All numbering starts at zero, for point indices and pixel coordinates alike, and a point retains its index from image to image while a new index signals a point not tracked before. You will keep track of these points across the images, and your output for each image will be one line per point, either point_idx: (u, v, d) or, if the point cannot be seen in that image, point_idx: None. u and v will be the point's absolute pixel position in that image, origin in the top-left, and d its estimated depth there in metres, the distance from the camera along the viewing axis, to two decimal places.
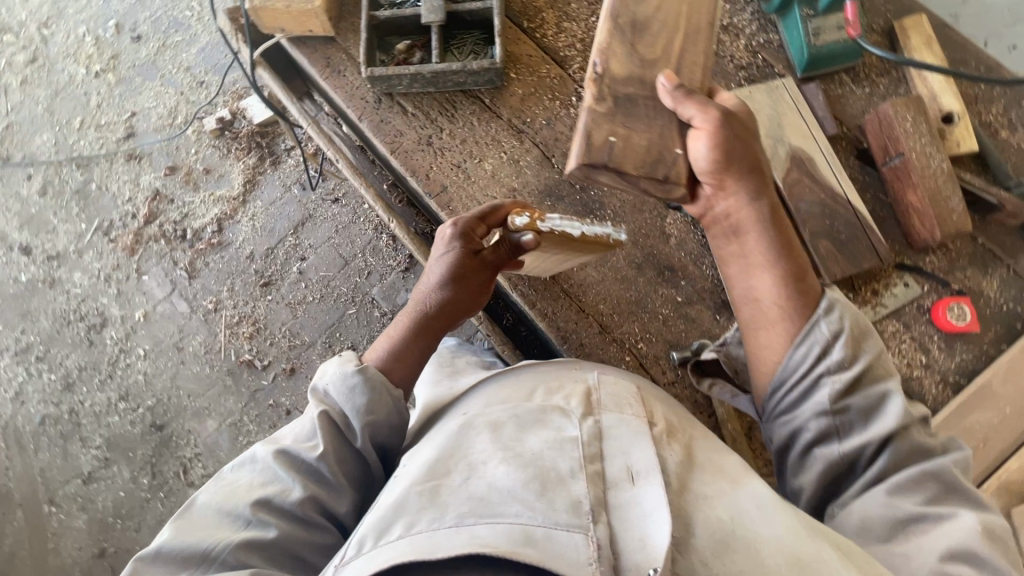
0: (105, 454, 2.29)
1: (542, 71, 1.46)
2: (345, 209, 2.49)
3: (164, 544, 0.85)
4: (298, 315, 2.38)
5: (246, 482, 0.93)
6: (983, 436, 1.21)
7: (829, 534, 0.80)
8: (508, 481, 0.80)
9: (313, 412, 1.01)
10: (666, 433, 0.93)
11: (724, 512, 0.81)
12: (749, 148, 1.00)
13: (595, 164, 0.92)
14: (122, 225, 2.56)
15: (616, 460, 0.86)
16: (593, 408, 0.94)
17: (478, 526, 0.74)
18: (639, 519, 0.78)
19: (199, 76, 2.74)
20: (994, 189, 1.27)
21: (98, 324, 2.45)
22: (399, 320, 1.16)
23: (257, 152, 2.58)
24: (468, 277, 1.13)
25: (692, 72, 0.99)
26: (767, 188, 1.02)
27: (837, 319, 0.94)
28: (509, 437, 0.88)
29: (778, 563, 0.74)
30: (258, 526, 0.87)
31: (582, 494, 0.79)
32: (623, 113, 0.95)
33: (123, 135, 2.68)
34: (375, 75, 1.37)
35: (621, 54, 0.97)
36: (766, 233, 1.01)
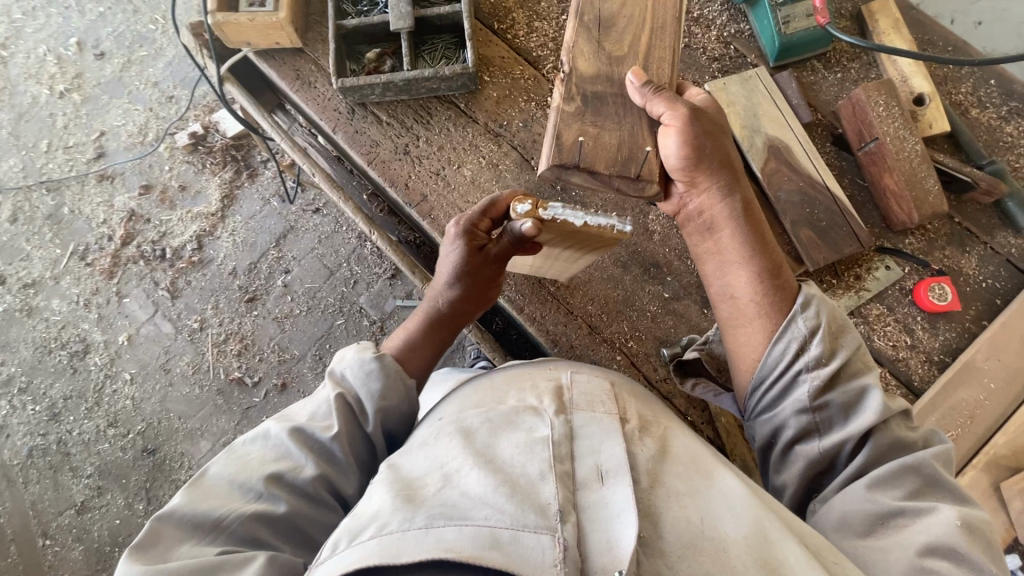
0: (96, 482, 2.24)
1: (515, 72, 1.45)
2: (326, 219, 2.46)
3: (177, 508, 0.82)
4: (286, 329, 2.34)
5: (258, 456, 0.90)
6: (971, 414, 1.22)
7: (799, 527, 0.76)
8: (479, 481, 0.76)
9: (329, 394, 0.98)
10: (639, 429, 0.87)
11: (694, 513, 0.77)
12: (721, 144, 0.97)
13: (567, 163, 0.92)
14: (98, 248, 2.51)
15: (586, 460, 0.81)
16: (567, 406, 0.89)
17: (444, 529, 0.70)
18: (608, 520, 0.74)
19: (168, 91, 2.68)
20: (968, 168, 1.28)
21: (81, 351, 2.40)
22: (412, 321, 1.12)
23: (233, 166, 2.54)
24: (477, 273, 1.08)
25: (661, 66, 0.98)
26: (740, 184, 1.00)
27: (814, 314, 0.89)
28: (482, 437, 0.84)
29: (746, 563, 0.71)
30: (269, 499, 0.84)
31: (551, 495, 0.75)
32: (592, 112, 0.95)
33: (93, 155, 2.62)
34: (345, 86, 1.34)
35: (588, 53, 0.98)
36: (740, 228, 0.97)
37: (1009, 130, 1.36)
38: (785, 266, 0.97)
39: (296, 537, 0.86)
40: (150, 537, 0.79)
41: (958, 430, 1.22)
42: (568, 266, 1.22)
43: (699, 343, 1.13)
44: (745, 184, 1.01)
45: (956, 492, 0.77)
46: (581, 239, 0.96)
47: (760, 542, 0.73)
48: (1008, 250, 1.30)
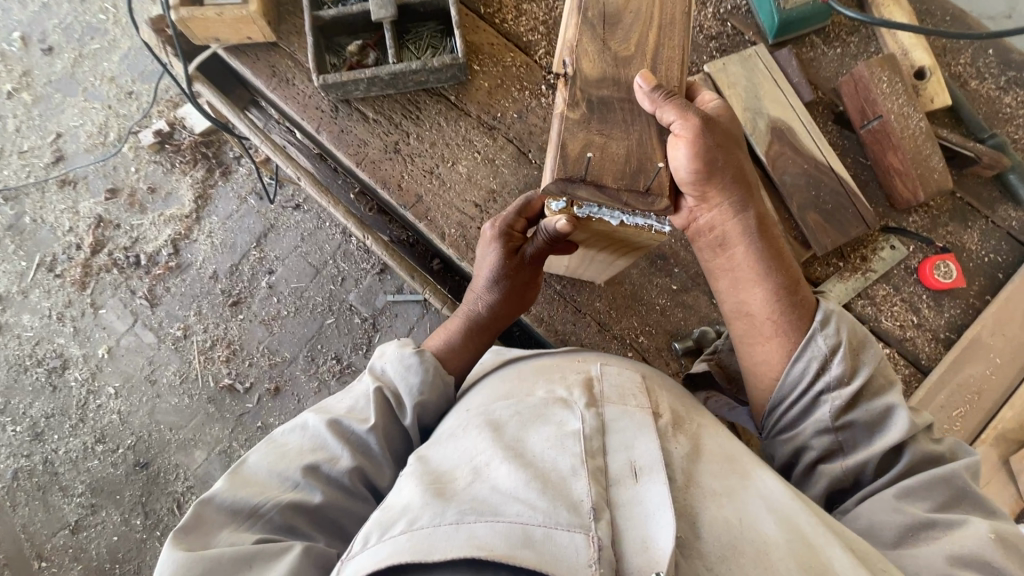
0: (89, 500, 2.16)
1: (507, 59, 1.38)
2: (308, 214, 2.34)
3: (218, 495, 0.78)
4: (275, 331, 2.24)
5: (297, 446, 0.85)
6: (977, 389, 1.25)
7: (839, 529, 0.71)
8: (510, 475, 0.69)
9: (368, 387, 0.93)
10: (672, 425, 0.80)
11: (732, 513, 0.71)
12: (734, 155, 0.90)
13: (572, 177, 0.80)
14: (67, 258, 2.38)
15: (619, 454, 0.73)
16: (599, 398, 0.80)
17: (476, 524, 0.63)
18: (642, 519, 0.66)
19: (127, 87, 2.51)
20: (971, 143, 1.27)
21: (59, 367, 2.30)
22: (450, 327, 1.07)
23: (205, 164, 2.40)
24: (516, 274, 1.03)
25: (669, 69, 0.87)
26: (754, 198, 0.92)
27: (834, 330, 0.87)
28: (512, 427, 0.76)
29: (788, 566, 0.65)
30: (306, 488, 0.80)
31: (583, 492, 0.68)
32: (598, 119, 0.84)
33: (51, 159, 2.46)
34: (328, 83, 1.26)
35: (592, 54, 0.87)
36: (756, 244, 0.91)
37: (1008, 102, 1.35)
38: (802, 282, 0.94)
39: (335, 535, 0.81)
40: (194, 520, 0.75)
41: (965, 406, 1.24)
42: (607, 268, 1.18)
43: (708, 354, 1.10)
44: (758, 196, 0.94)
45: (987, 506, 0.75)
46: (615, 236, 0.90)
47: (803, 543, 0.67)
48: (1009, 223, 1.31)
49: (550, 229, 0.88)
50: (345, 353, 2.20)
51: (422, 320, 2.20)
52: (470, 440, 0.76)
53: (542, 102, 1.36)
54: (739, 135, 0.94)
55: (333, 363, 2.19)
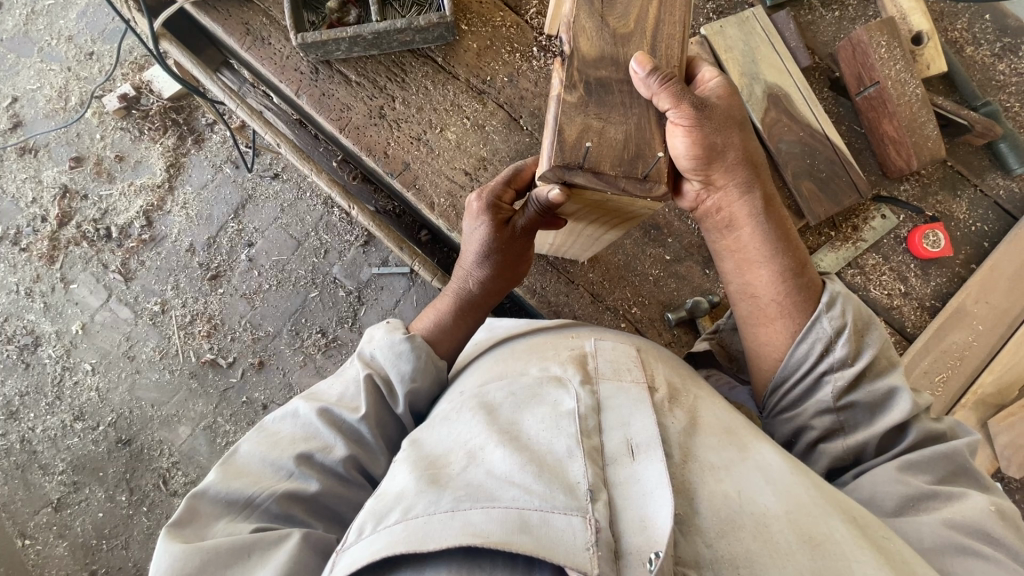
0: (71, 478, 2.12)
1: (496, 19, 1.31)
2: (288, 184, 2.26)
3: (211, 487, 0.76)
4: (257, 305, 2.18)
5: (288, 434, 0.83)
6: (959, 357, 1.27)
7: (839, 500, 0.67)
8: (505, 459, 0.66)
9: (357, 373, 0.90)
10: (668, 398, 0.75)
11: (731, 486, 0.65)
12: (736, 134, 0.87)
13: (569, 164, 0.73)
14: (32, 231, 2.26)
15: (614, 432, 0.69)
16: (593, 374, 0.77)
17: (472, 511, 0.59)
18: (640, 498, 0.62)
19: (86, 47, 2.34)
20: (965, 111, 1.26)
21: (30, 345, 2.21)
22: (441, 302, 1.02)
23: (175, 131, 2.28)
24: (502, 248, 0.96)
25: (668, 48, 0.79)
26: (759, 176, 0.91)
27: (840, 312, 0.86)
28: (506, 409, 0.74)
29: (788, 538, 0.60)
30: (301, 478, 0.78)
31: (580, 473, 0.64)
32: (596, 102, 0.76)
33: (8, 126, 2.32)
34: (307, 42, 1.19)
35: (590, 31, 0.78)
36: (758, 224, 0.91)
37: (1002, 68, 1.34)
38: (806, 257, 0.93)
39: (330, 521, 0.80)
40: (189, 513, 0.74)
41: (948, 372, 1.27)
42: (592, 243, 1.15)
43: (710, 334, 1.10)
44: (761, 173, 0.92)
45: (981, 482, 0.79)
46: (610, 210, 0.86)
47: (804, 515, 0.63)
48: (997, 192, 1.32)
49: (542, 198, 0.80)
50: (331, 326, 2.15)
51: (409, 293, 2.14)
52: (463, 423, 0.73)
53: (534, 65, 1.30)
54: (742, 110, 0.90)
55: (318, 337, 2.14)
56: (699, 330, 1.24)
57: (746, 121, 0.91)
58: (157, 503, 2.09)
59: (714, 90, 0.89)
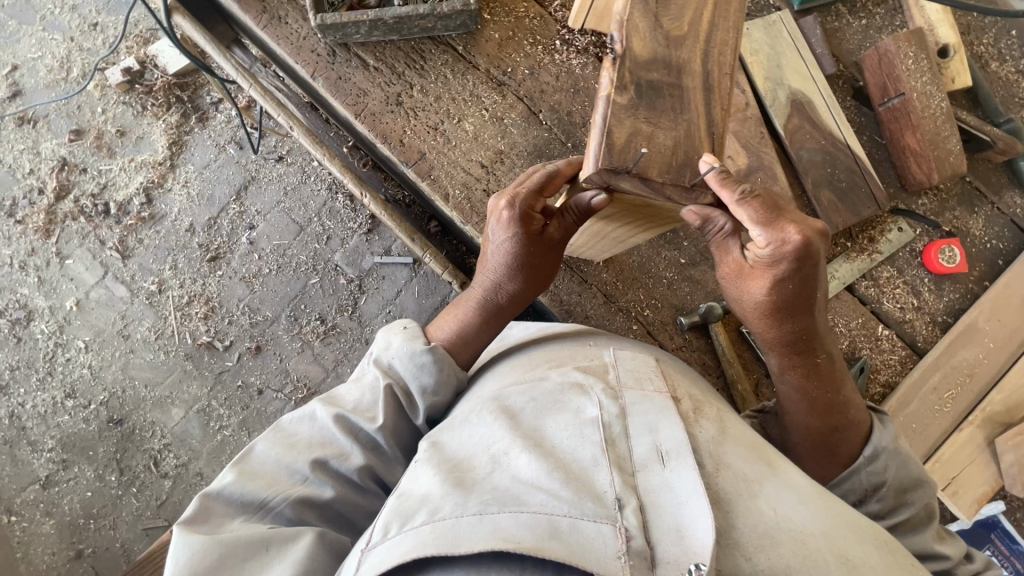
0: (60, 455, 2.09)
1: (519, 10, 1.29)
2: (292, 168, 2.22)
3: (226, 487, 0.74)
4: (256, 289, 2.15)
5: (306, 437, 0.81)
6: (968, 374, 1.26)
7: (869, 524, 0.66)
8: (531, 464, 0.64)
9: (376, 380, 0.87)
10: (693, 409, 0.74)
11: (766, 504, 0.63)
12: (789, 300, 0.77)
13: (617, 169, 0.70)
14: (29, 203, 2.22)
15: (641, 438, 0.67)
16: (616, 382, 0.76)
17: (500, 516, 0.58)
18: (671, 508, 0.60)
19: (90, 18, 2.29)
20: (989, 127, 1.26)
21: (23, 319, 2.17)
22: (462, 311, 0.98)
23: (179, 108, 2.23)
24: (530, 259, 0.92)
25: (722, 54, 0.76)
26: (806, 347, 0.83)
27: (881, 468, 0.84)
28: (528, 414, 0.72)
29: (826, 559, 0.58)
30: (315, 483, 0.76)
31: (607, 482, 0.62)
32: (646, 106, 0.73)
33: (7, 95, 2.27)
34: (326, 23, 1.16)
35: (643, 30, 0.75)
36: (791, 382, 0.87)
37: None
38: (852, 406, 0.87)
39: (340, 525, 0.78)
40: (201, 511, 0.71)
41: (956, 390, 1.26)
42: (611, 247, 1.13)
43: (752, 413, 1.00)
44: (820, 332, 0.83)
45: None
46: (646, 214, 0.84)
47: (840, 539, 0.61)
48: (1013, 210, 1.32)
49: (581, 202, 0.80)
50: (329, 314, 2.12)
51: (411, 283, 2.12)
52: (484, 425, 0.71)
53: (556, 59, 1.28)
54: (817, 270, 0.74)
55: (317, 324, 2.12)
56: (710, 334, 1.23)
57: (821, 272, 0.76)
58: (147, 484, 2.06)
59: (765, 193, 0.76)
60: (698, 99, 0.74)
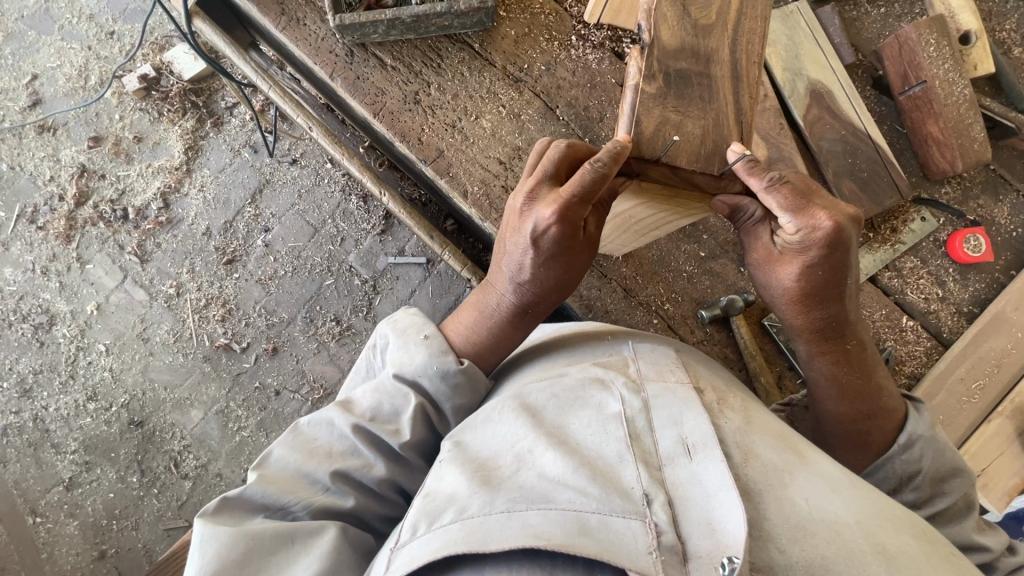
0: (83, 457, 2.13)
1: (534, 6, 1.29)
2: (306, 170, 2.23)
3: (246, 493, 0.72)
4: (272, 291, 2.17)
5: (325, 444, 0.77)
6: (996, 364, 1.23)
7: (905, 515, 0.65)
8: (557, 461, 0.63)
9: (398, 390, 0.81)
10: (717, 400, 0.73)
11: (796, 494, 0.62)
12: (819, 288, 0.76)
13: (647, 157, 0.71)
14: (49, 209, 2.25)
15: (665, 431, 0.67)
16: (637, 376, 0.75)
17: (528, 513, 0.58)
18: (701, 501, 0.59)
19: (107, 26, 2.32)
20: (1013, 113, 1.25)
21: (45, 323, 2.21)
22: (487, 320, 0.89)
23: (195, 113, 2.26)
24: (573, 263, 0.82)
25: (750, 42, 0.76)
26: (836, 334, 0.82)
27: (917, 456, 0.83)
28: (550, 411, 0.71)
29: (863, 548, 0.57)
30: (337, 493, 0.74)
31: (634, 478, 0.62)
32: (675, 94, 0.73)
33: (27, 103, 2.31)
34: (345, 24, 1.17)
35: (671, 20, 0.75)
36: (821, 369, 0.86)
37: None
38: (885, 391, 0.86)
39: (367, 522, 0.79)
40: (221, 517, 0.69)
41: (983, 380, 1.23)
42: (633, 240, 1.13)
43: (779, 406, 1.01)
44: (849, 318, 0.81)
45: None
46: (669, 208, 0.86)
47: (875, 528, 0.60)
48: None
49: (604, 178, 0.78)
50: (345, 314, 2.14)
51: (425, 283, 2.12)
52: (506, 422, 0.70)
53: (572, 54, 1.28)
54: (848, 256, 0.72)
55: (333, 325, 2.13)
56: (732, 327, 1.22)
57: (852, 260, 0.74)
58: (168, 486, 2.09)
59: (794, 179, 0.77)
60: (727, 88, 0.74)
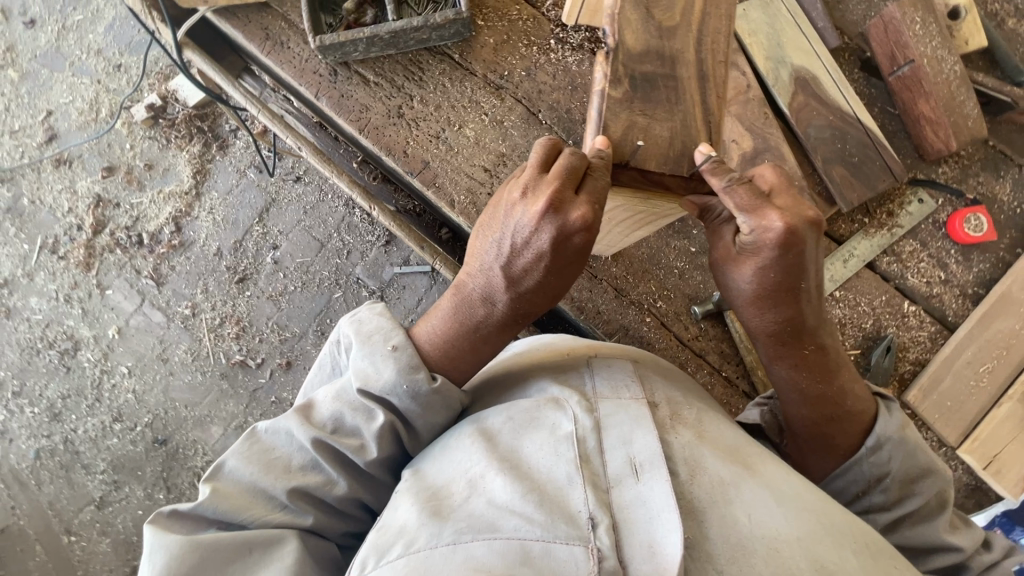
0: (112, 476, 2.20)
1: (512, 12, 1.30)
2: (309, 187, 2.28)
3: (201, 507, 0.71)
4: (283, 306, 2.22)
5: (284, 455, 0.75)
6: (1007, 345, 1.20)
7: (855, 525, 0.64)
8: (505, 487, 0.62)
9: (364, 405, 0.77)
10: (671, 415, 0.71)
11: (741, 510, 0.61)
12: (773, 288, 0.75)
13: (617, 163, 0.72)
14: (69, 239, 2.34)
15: (615, 452, 0.65)
16: (591, 394, 0.72)
17: (473, 544, 0.58)
18: (644, 523, 0.60)
19: (114, 59, 2.41)
20: (1007, 87, 1.22)
21: (70, 349, 2.29)
22: (464, 326, 0.81)
23: (201, 138, 2.32)
24: (566, 270, 0.76)
25: (715, 41, 0.75)
26: (795, 337, 0.80)
27: (885, 458, 0.80)
28: (505, 436, 0.69)
29: (800, 565, 0.57)
30: (295, 511, 0.73)
31: (581, 501, 0.61)
32: (641, 98, 0.73)
33: (44, 138, 2.40)
34: (325, 44, 1.20)
35: (634, 23, 0.74)
36: (781, 373, 0.83)
37: None
38: (849, 398, 0.82)
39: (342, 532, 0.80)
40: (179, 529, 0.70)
41: (993, 362, 1.20)
42: (619, 240, 1.12)
43: (762, 400, 0.97)
44: (808, 321, 0.79)
45: None
46: (645, 211, 0.86)
47: (816, 542, 0.60)
48: None
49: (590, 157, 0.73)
50: None
51: (430, 291, 2.15)
52: (460, 449, 0.68)
53: (552, 58, 1.29)
54: (802, 257, 0.71)
55: None
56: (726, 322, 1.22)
57: (808, 262, 0.73)
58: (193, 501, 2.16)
59: (761, 182, 0.74)
60: (693, 89, 0.74)
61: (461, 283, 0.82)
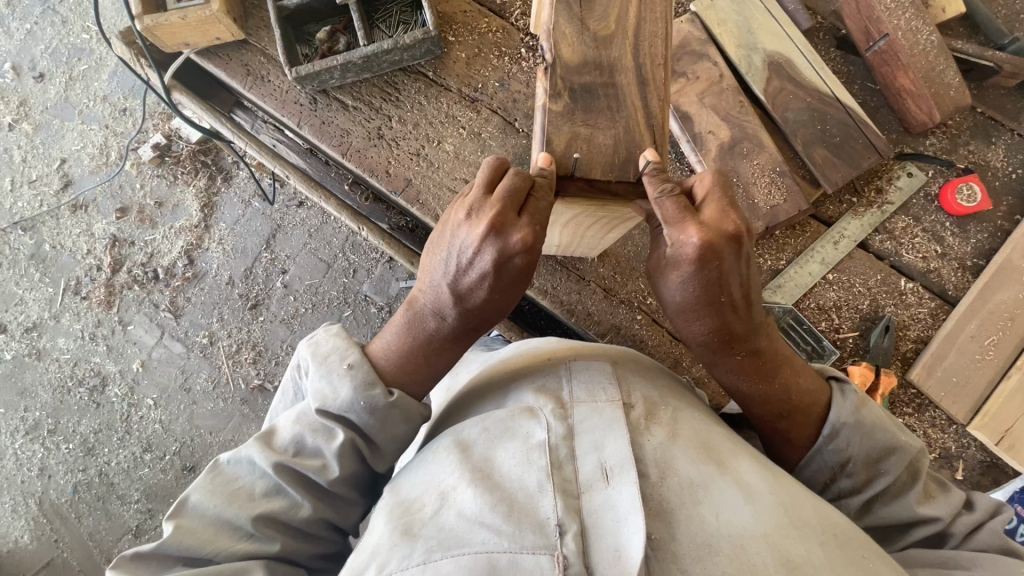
0: (146, 505, 2.28)
1: (481, 26, 1.32)
2: (312, 211, 2.34)
3: (165, 546, 0.73)
4: (296, 329, 2.28)
5: (248, 484, 0.78)
6: (1011, 316, 1.17)
7: (823, 515, 0.66)
8: (476, 499, 0.64)
9: (323, 425, 0.79)
10: (646, 415, 0.72)
11: (708, 509, 0.63)
12: (699, 300, 0.75)
13: (562, 174, 0.74)
14: (91, 279, 2.44)
15: (587, 457, 0.66)
16: (568, 399, 0.73)
17: (442, 562, 0.59)
18: (612, 528, 0.61)
19: (120, 104, 2.51)
20: (989, 52, 1.19)
21: (98, 385, 2.38)
22: (416, 341, 0.85)
23: (206, 172, 2.40)
24: (511, 290, 0.78)
25: (653, 44, 0.76)
26: (726, 343, 0.80)
27: (843, 444, 0.81)
28: (480, 446, 0.70)
29: (766, 561, 0.58)
30: (261, 540, 0.75)
31: (550, 509, 0.62)
32: (583, 108, 0.75)
33: (60, 185, 2.50)
34: (301, 75, 1.23)
35: (570, 35, 0.75)
36: (726, 372, 0.84)
37: None
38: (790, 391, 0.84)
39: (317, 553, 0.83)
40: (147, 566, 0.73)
41: (998, 335, 1.17)
42: (599, 242, 1.12)
43: None
44: (743, 326, 0.79)
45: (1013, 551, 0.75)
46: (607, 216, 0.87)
47: (783, 536, 0.61)
48: None
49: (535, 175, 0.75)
50: None
51: None
52: (436, 463, 0.70)
53: (524, 67, 1.31)
54: (722, 269, 0.72)
55: None
56: None
57: (728, 274, 0.73)
58: None
59: (699, 187, 0.76)
60: (634, 94, 0.75)
61: (415, 297, 0.86)
